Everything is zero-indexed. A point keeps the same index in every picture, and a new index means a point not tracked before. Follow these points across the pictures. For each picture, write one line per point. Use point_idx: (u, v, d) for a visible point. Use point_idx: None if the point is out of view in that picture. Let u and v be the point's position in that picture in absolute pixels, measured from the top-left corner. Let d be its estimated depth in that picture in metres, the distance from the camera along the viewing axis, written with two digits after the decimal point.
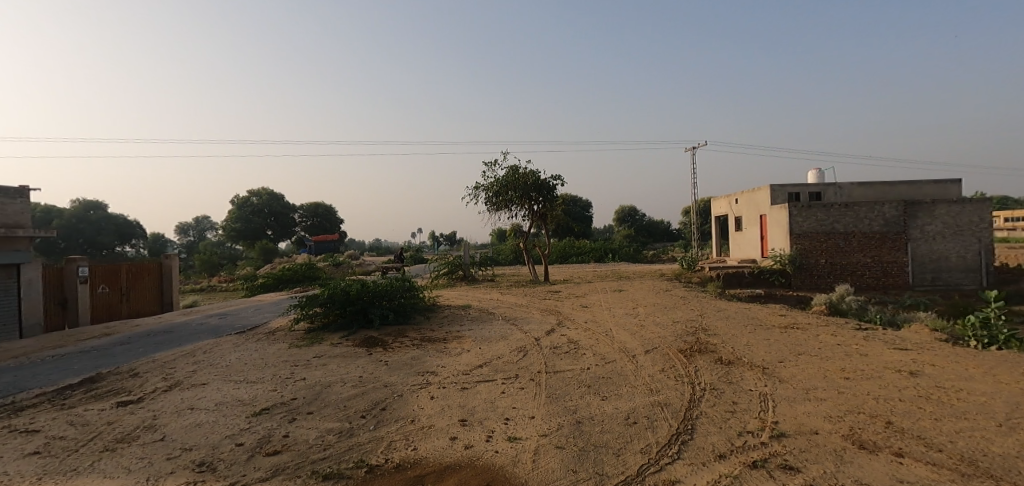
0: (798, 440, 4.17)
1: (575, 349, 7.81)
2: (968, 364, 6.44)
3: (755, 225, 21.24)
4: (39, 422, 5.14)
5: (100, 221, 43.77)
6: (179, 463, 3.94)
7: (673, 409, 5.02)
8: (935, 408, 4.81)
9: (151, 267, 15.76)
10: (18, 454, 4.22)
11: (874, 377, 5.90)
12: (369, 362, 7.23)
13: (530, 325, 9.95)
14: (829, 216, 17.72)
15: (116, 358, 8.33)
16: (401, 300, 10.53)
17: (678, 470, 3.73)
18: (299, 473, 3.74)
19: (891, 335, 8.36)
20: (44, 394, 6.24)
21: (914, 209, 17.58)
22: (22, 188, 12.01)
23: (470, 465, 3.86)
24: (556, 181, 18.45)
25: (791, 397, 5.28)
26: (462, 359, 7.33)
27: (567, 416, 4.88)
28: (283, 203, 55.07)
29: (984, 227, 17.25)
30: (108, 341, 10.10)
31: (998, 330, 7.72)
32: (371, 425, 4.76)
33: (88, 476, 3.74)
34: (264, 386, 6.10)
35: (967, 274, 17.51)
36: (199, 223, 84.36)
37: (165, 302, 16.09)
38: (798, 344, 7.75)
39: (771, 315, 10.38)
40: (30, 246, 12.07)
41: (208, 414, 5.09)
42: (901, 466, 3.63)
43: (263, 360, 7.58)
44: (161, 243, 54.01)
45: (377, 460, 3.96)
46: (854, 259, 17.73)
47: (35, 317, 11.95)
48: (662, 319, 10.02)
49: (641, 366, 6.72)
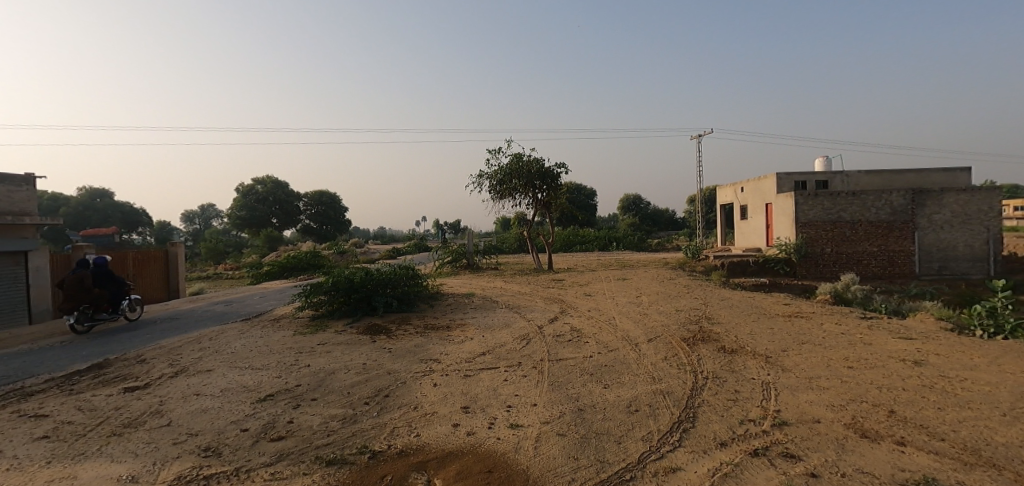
0: (801, 428, 4.17)
1: (577, 338, 7.80)
2: (972, 353, 6.41)
3: (760, 213, 21.12)
4: (48, 406, 5.21)
5: (109, 210, 44.41)
6: (185, 449, 3.99)
7: (675, 397, 5.03)
8: (939, 397, 4.79)
9: (157, 255, 15.90)
10: (26, 439, 4.28)
11: (878, 366, 5.87)
12: (372, 349, 7.28)
13: (532, 313, 9.92)
14: (836, 204, 17.56)
15: (123, 344, 8.44)
16: (405, 289, 10.57)
17: (680, 457, 3.75)
18: (304, 458, 3.79)
19: (897, 324, 8.34)
20: (53, 379, 6.32)
21: (922, 198, 17.39)
22: (28, 175, 12.09)
23: (472, 451, 3.91)
24: (561, 169, 18.26)
25: (793, 386, 5.26)
26: (464, 346, 7.36)
27: (569, 404, 4.89)
28: (287, 191, 54.55)
29: (993, 216, 17.03)
30: (114, 328, 10.21)
31: (1005, 319, 7.68)
32: (374, 412, 4.81)
33: (97, 461, 3.78)
34: (269, 372, 6.16)
35: (974, 263, 17.37)
36: (205, 212, 85.22)
37: (171, 290, 16.26)
38: (802, 332, 7.73)
39: (776, 304, 10.34)
40: (38, 233, 12.18)
41: (214, 400, 5.14)
42: (903, 455, 3.62)
43: (270, 346, 7.64)
44: (167, 231, 54.27)
45: (379, 447, 4.00)
46: (861, 248, 17.58)
47: (45, 303, 12.10)
48: (665, 308, 10.03)
49: (643, 354, 6.72)
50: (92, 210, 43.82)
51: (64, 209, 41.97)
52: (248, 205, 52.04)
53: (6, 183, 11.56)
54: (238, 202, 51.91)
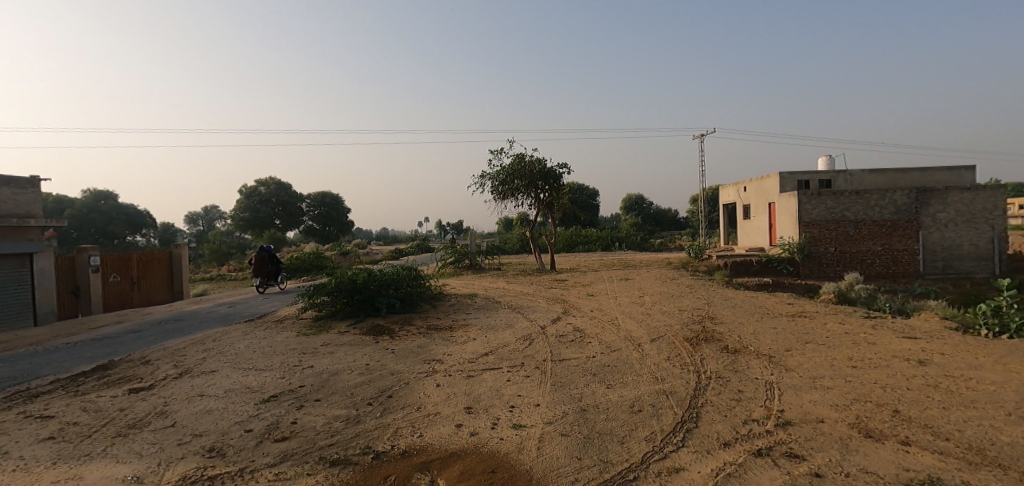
0: (804, 428, 4.16)
1: (580, 338, 7.81)
2: (978, 352, 6.38)
3: (762, 213, 21.06)
4: (54, 407, 5.24)
5: (110, 211, 44.34)
6: (190, 449, 4.01)
7: (678, 397, 5.03)
8: (944, 396, 4.77)
9: (161, 257, 15.95)
10: (32, 440, 4.30)
11: (883, 366, 5.85)
12: (375, 350, 7.30)
13: (534, 314, 9.91)
14: (839, 203, 17.52)
15: (128, 346, 8.46)
16: (407, 289, 10.57)
17: (683, 457, 3.74)
18: (308, 459, 3.80)
19: (900, 324, 8.31)
20: (58, 380, 6.35)
21: (925, 197, 17.32)
22: (33, 178, 12.14)
23: (475, 451, 3.91)
24: (563, 169, 18.28)
25: (798, 386, 5.25)
26: (467, 347, 7.37)
27: (572, 404, 4.90)
28: (289, 192, 54.59)
29: (998, 214, 16.94)
30: (120, 330, 10.26)
31: (1010, 318, 7.66)
32: (377, 412, 4.82)
33: (102, 461, 3.81)
34: (273, 373, 6.18)
35: (978, 262, 17.25)
36: (209, 214, 85.65)
37: (176, 292, 16.29)
38: (806, 332, 7.72)
39: (777, 303, 10.31)
40: (42, 235, 12.21)
41: (218, 401, 5.17)
42: (908, 455, 3.61)
43: (273, 347, 7.67)
44: (172, 232, 54.06)
45: (383, 447, 4.02)
46: (865, 247, 17.51)
47: (48, 304, 12.15)
48: (667, 307, 10.01)
49: (646, 354, 6.70)
50: (98, 212, 43.90)
51: (69, 211, 41.85)
52: (251, 206, 52.12)
53: (10, 185, 11.57)
54: (240, 203, 51.99)
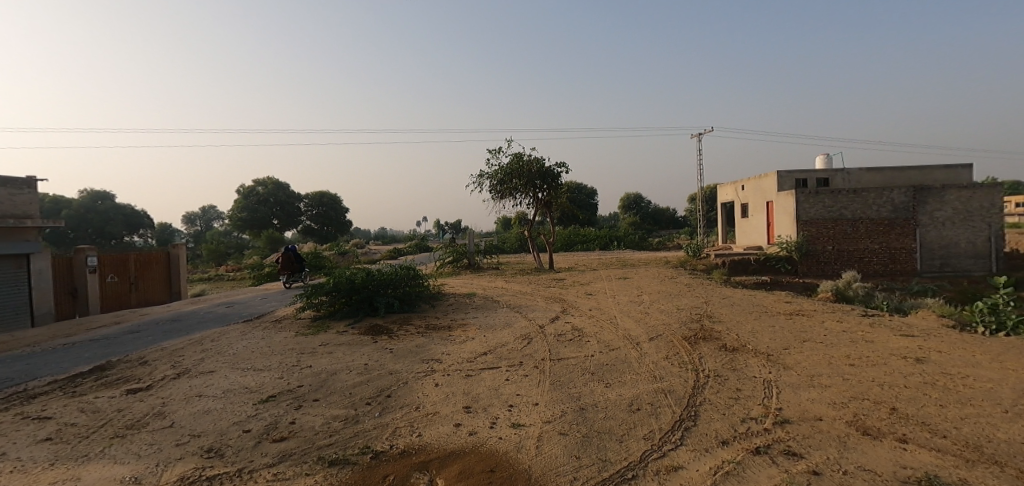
0: (802, 426, 4.17)
1: (579, 337, 7.82)
2: (974, 350, 6.40)
3: (761, 211, 21.10)
4: (51, 408, 5.24)
5: (108, 211, 44.13)
6: (187, 450, 4.00)
7: (676, 396, 5.04)
8: (941, 394, 4.79)
9: (159, 257, 15.93)
10: (30, 440, 4.30)
11: (880, 364, 5.87)
12: (374, 350, 7.30)
13: (533, 313, 9.92)
14: (837, 202, 17.56)
15: (126, 346, 8.45)
16: (406, 289, 10.57)
17: (681, 456, 3.75)
18: (306, 459, 3.80)
19: (898, 322, 8.33)
20: (56, 381, 6.34)
21: (923, 195, 17.37)
22: (30, 178, 12.11)
23: (474, 451, 3.91)
24: (561, 168, 18.31)
25: (795, 384, 5.27)
26: (466, 346, 7.37)
27: (570, 403, 4.91)
28: (287, 192, 54.58)
29: (995, 212, 17.01)
30: (118, 330, 10.24)
31: (1007, 316, 7.68)
32: (376, 412, 4.82)
33: (99, 462, 3.81)
34: (271, 373, 6.18)
35: (975, 260, 17.33)
36: (206, 213, 85.54)
37: (174, 292, 16.28)
38: (804, 330, 7.74)
39: (776, 302, 10.34)
40: (40, 236, 12.19)
41: (216, 401, 5.17)
42: (905, 452, 3.62)
43: (271, 347, 7.67)
44: (169, 232, 54.00)
45: (382, 447, 4.02)
46: (863, 245, 17.56)
47: (46, 305, 12.14)
48: (666, 306, 10.03)
49: (645, 353, 6.72)
50: (94, 212, 43.81)
51: (66, 211, 41.78)
52: (249, 206, 52.03)
53: (7, 186, 11.55)
54: (238, 203, 51.92)
